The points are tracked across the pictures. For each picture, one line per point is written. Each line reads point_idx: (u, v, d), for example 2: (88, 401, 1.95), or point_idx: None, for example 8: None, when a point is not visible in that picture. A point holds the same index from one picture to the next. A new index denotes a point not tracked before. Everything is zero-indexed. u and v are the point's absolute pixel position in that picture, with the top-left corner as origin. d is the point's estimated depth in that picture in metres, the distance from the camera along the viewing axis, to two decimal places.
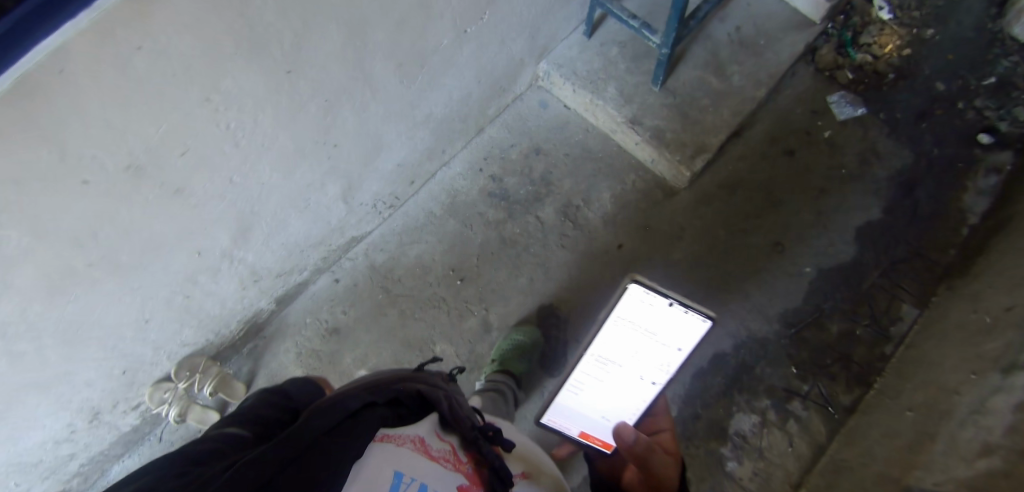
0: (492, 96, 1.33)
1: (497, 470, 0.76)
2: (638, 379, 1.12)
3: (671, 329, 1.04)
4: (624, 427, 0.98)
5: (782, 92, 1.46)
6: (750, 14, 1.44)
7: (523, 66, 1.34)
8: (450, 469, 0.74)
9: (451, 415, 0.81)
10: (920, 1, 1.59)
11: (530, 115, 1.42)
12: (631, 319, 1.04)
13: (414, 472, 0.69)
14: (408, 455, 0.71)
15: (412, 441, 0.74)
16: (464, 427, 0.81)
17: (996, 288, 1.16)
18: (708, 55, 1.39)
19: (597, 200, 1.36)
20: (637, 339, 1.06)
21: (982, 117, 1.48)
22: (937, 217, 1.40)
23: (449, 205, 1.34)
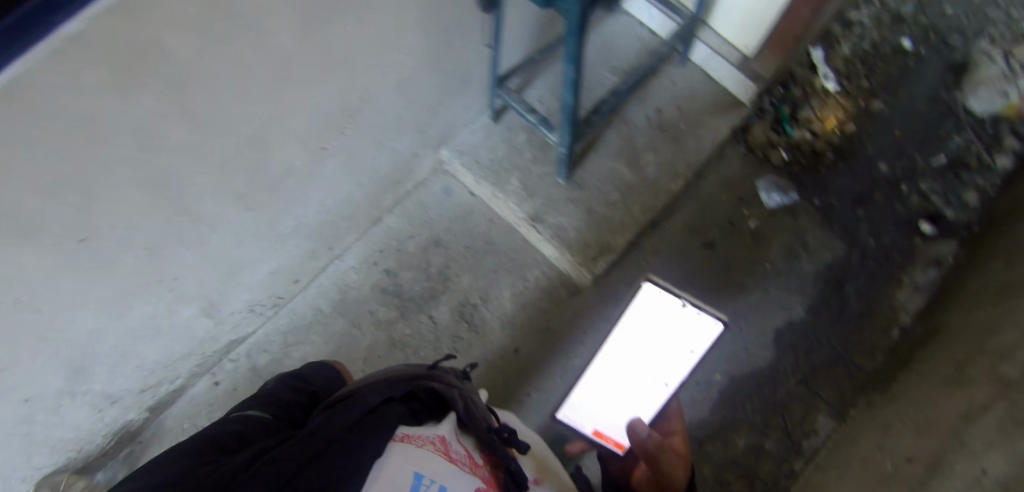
0: (386, 188, 1.27)
1: (512, 473, 0.85)
2: (653, 379, 1.06)
3: (684, 329, 0.97)
4: (639, 425, 1.06)
5: (706, 177, 1.36)
6: (673, 93, 1.35)
7: (421, 154, 1.28)
8: (463, 467, 0.80)
9: (469, 415, 0.89)
10: (871, 69, 1.50)
11: (432, 203, 1.34)
12: (643, 316, 0.98)
13: (437, 475, 0.73)
14: (429, 455, 0.75)
15: (434, 438, 0.80)
16: (481, 427, 0.88)
17: (905, 425, 1.06)
18: (621, 143, 1.31)
19: (497, 300, 1.28)
20: (652, 337, 1.00)
21: (926, 203, 1.38)
22: (866, 317, 1.29)
23: (341, 303, 1.28)
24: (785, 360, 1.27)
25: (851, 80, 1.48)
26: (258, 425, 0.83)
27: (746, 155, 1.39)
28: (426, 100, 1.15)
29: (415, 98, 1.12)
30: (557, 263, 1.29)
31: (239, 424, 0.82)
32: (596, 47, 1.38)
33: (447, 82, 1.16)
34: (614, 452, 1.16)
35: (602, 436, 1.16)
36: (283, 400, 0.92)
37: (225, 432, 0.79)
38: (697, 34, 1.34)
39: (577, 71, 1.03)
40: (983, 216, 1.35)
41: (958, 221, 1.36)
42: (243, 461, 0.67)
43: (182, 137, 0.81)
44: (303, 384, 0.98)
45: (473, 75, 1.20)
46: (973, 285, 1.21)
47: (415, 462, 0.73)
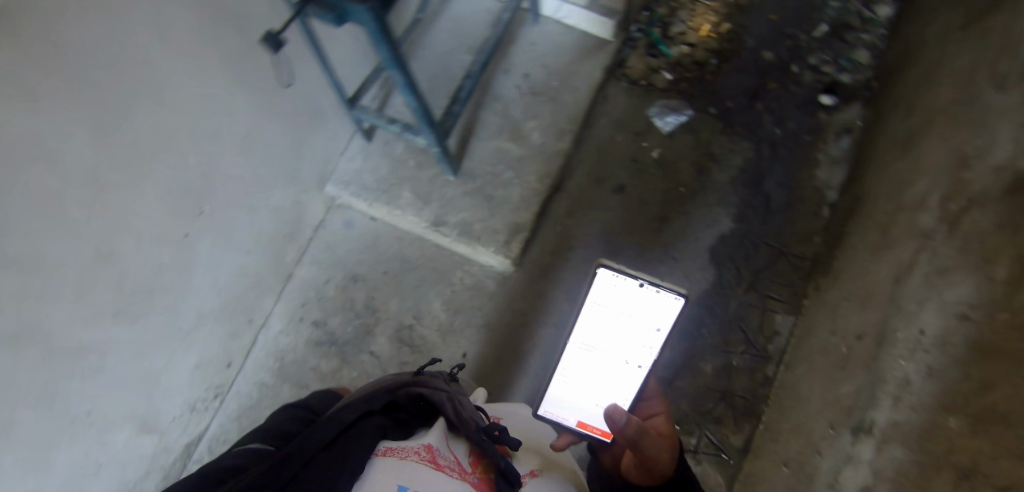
0: (282, 244, 1.23)
1: (504, 472, 0.79)
2: (625, 363, 1.02)
3: (645, 305, 0.98)
4: (617, 412, 0.87)
5: (596, 124, 1.32)
6: (536, 55, 1.29)
7: (303, 199, 1.24)
8: (453, 474, 0.76)
9: (457, 418, 0.84)
10: None
11: (337, 242, 1.30)
12: (602, 303, 0.99)
13: (417, 484, 0.70)
14: (412, 467, 0.72)
15: (419, 449, 0.76)
16: (470, 427, 0.82)
17: (850, 301, 1.03)
18: (499, 120, 1.26)
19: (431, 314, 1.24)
20: (616, 321, 0.99)
21: (821, 76, 1.33)
22: (793, 206, 1.26)
23: (283, 369, 1.25)
24: (729, 276, 1.23)
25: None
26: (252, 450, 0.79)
27: (628, 88, 1.34)
28: (279, 149, 1.11)
29: (264, 151, 1.08)
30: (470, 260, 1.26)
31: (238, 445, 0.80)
32: (445, 36, 1.31)
33: (293, 125, 1.12)
34: (602, 441, 1.04)
35: (586, 428, 1.04)
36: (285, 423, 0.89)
37: (219, 460, 0.75)
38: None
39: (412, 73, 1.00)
40: (879, 70, 1.31)
41: (856, 83, 1.32)
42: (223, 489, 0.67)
43: (16, 283, 0.77)
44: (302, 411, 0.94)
45: (318, 107, 1.16)
46: (884, 142, 1.18)
47: (398, 475, 0.71)
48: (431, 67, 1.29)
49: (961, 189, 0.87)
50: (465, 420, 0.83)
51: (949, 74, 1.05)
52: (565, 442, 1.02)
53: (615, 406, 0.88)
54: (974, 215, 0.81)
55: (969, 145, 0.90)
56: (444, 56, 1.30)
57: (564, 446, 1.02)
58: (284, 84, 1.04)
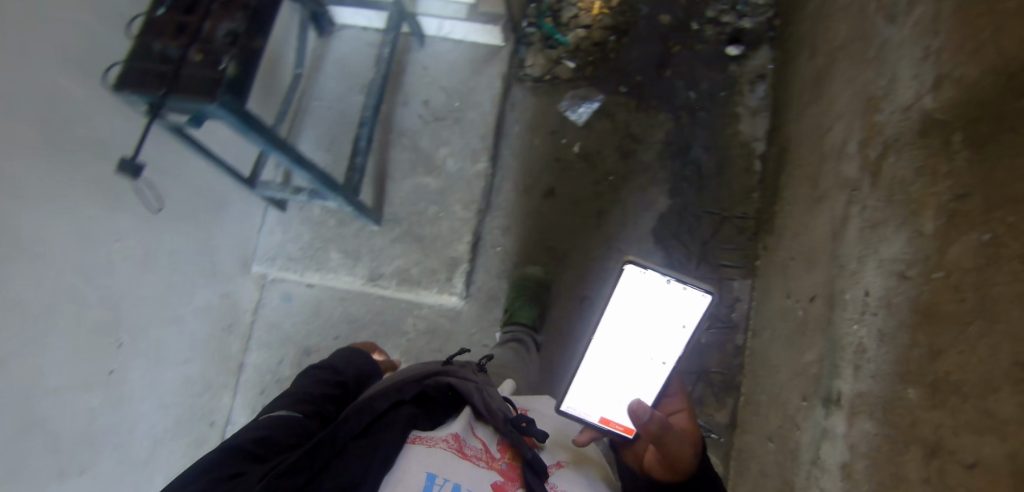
0: (223, 338, 1.18)
1: (531, 463, 0.76)
2: (649, 359, 0.93)
3: (671, 302, 0.91)
4: (639, 406, 0.78)
5: (510, 133, 1.27)
6: (431, 78, 1.23)
7: (232, 288, 1.18)
8: (480, 462, 0.76)
9: (486, 408, 0.83)
10: None
11: (280, 318, 1.24)
12: (624, 300, 0.93)
13: (447, 473, 0.71)
14: (443, 455, 0.73)
15: (448, 437, 0.76)
16: (499, 419, 0.81)
17: (797, 261, 1.01)
18: (410, 156, 1.21)
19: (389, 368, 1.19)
20: (638, 316, 0.93)
21: (722, 27, 1.30)
22: (723, 167, 1.24)
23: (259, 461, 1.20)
24: (677, 253, 1.20)
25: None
26: (281, 426, 0.80)
27: (533, 88, 1.29)
28: (189, 251, 1.05)
29: (173, 258, 1.02)
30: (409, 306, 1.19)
31: (267, 420, 0.80)
32: (333, 82, 1.24)
33: (198, 221, 1.06)
34: (625, 438, 0.94)
35: (608, 425, 0.94)
36: (312, 397, 0.88)
37: (248, 435, 0.76)
38: (417, 11, 1.19)
39: (297, 148, 0.94)
40: (777, 8, 1.28)
41: (757, 26, 1.29)
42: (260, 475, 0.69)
43: None
44: (330, 386, 0.92)
45: (219, 195, 1.10)
46: (796, 84, 1.15)
47: (429, 463, 0.71)
48: (327, 118, 1.23)
49: (876, 134, 0.84)
50: (492, 413, 0.82)
51: (842, 6, 1.02)
52: (588, 437, 0.93)
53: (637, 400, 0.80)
54: (893, 162, 0.79)
55: (874, 85, 0.87)
56: (337, 101, 1.24)
57: (586, 442, 0.91)
58: (152, 210, 0.96)
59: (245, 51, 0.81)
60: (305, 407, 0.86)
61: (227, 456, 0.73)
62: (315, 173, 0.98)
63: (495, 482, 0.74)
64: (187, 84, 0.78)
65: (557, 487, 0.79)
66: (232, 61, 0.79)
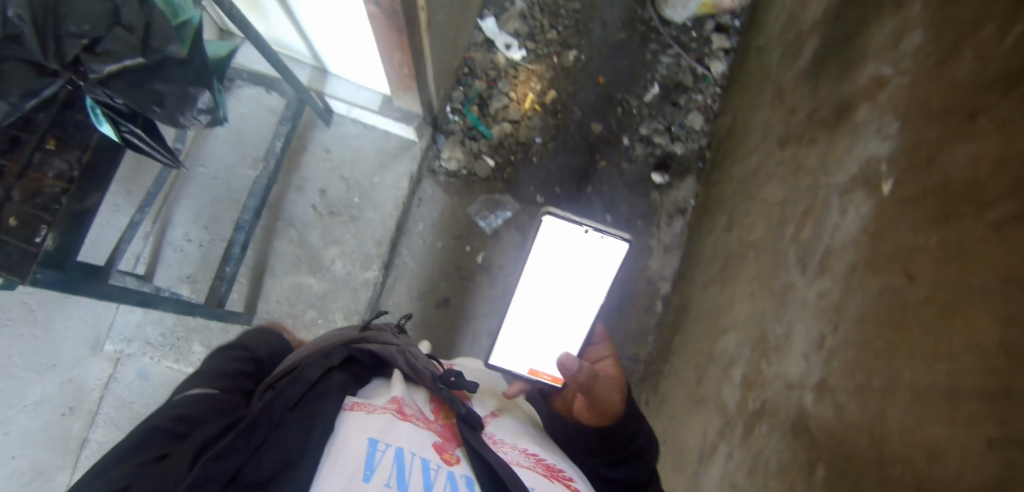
0: (64, 426, 1.04)
1: (467, 418, 0.63)
2: (580, 311, 0.98)
3: (584, 251, 0.98)
4: (569, 358, 0.81)
5: (411, 231, 1.17)
6: (331, 166, 1.14)
7: (76, 375, 1.05)
8: (420, 422, 0.63)
9: (412, 372, 0.71)
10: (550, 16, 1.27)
11: (132, 397, 1.13)
12: (548, 249, 0.98)
13: (390, 437, 0.58)
14: (382, 418, 0.60)
15: (385, 401, 0.63)
16: (426, 378, 0.70)
17: (668, 448, 1.00)
18: (294, 250, 1.11)
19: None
20: (560, 265, 0.97)
21: (652, 148, 1.23)
22: (625, 303, 1.20)
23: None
24: None
25: (535, 40, 1.25)
26: (198, 407, 0.63)
27: (446, 183, 1.19)
28: (26, 353, 0.93)
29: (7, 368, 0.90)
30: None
31: (173, 409, 0.63)
32: (224, 147, 1.11)
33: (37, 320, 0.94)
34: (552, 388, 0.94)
35: (537, 375, 0.96)
36: (225, 371, 0.71)
37: (165, 429, 0.60)
38: (323, 90, 1.09)
39: (140, 292, 0.87)
40: (709, 139, 1.22)
41: (687, 154, 1.22)
42: (189, 456, 0.54)
43: None
44: (251, 363, 0.75)
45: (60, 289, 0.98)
46: (707, 241, 1.11)
47: (368, 426, 0.58)
48: (213, 190, 1.10)
49: (757, 384, 0.82)
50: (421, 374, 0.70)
51: (763, 198, 0.97)
52: (518, 390, 0.89)
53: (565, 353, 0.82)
54: (763, 432, 0.77)
55: (770, 324, 0.84)
56: (225, 172, 1.10)
57: (516, 394, 0.88)
58: None
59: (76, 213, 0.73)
60: (220, 383, 0.69)
61: (139, 449, 0.58)
62: (166, 307, 0.90)
63: (435, 442, 0.62)
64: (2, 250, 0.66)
65: (496, 438, 0.69)
66: (53, 234, 0.71)
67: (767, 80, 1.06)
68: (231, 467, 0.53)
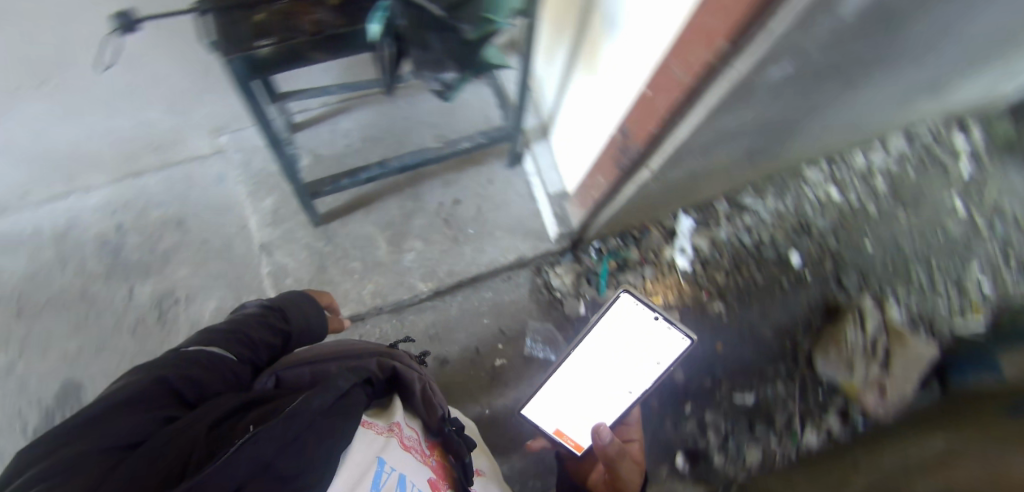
0: (146, 151, 1.17)
1: (465, 464, 0.75)
2: (619, 387, 0.94)
3: (646, 342, 0.89)
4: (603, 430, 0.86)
5: (480, 290, 1.16)
6: (483, 195, 1.19)
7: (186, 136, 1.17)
8: (416, 456, 0.71)
9: (422, 400, 0.76)
10: (733, 266, 1.27)
11: (198, 183, 1.20)
12: (615, 327, 0.89)
13: (397, 462, 0.66)
14: (391, 444, 0.68)
15: (389, 424, 0.71)
16: (435, 415, 0.76)
17: None
18: (396, 215, 1.17)
19: (187, 315, 1.13)
20: (623, 345, 0.91)
21: (700, 434, 1.18)
22: None
23: (53, 255, 1.17)
24: None
25: (701, 269, 1.26)
26: (204, 369, 0.69)
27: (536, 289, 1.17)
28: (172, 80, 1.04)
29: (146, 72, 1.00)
30: (243, 292, 1.13)
31: (173, 365, 0.68)
32: (432, 107, 1.20)
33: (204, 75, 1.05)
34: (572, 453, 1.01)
35: (562, 437, 1.00)
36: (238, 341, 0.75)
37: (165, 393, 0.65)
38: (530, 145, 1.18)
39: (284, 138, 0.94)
40: (749, 480, 1.14)
41: (720, 473, 1.16)
42: (202, 430, 0.59)
43: None
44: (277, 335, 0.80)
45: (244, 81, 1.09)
46: None
47: (379, 446, 0.66)
48: (393, 121, 1.18)
49: None
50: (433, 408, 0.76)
51: None
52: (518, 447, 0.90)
53: (603, 425, 0.88)
54: None
55: None
56: (413, 123, 1.19)
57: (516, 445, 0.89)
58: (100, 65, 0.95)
59: (296, 49, 0.80)
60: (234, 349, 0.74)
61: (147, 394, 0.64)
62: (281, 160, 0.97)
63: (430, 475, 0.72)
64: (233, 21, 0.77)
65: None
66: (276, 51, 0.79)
67: (836, 481, 0.96)
68: (267, 451, 0.56)
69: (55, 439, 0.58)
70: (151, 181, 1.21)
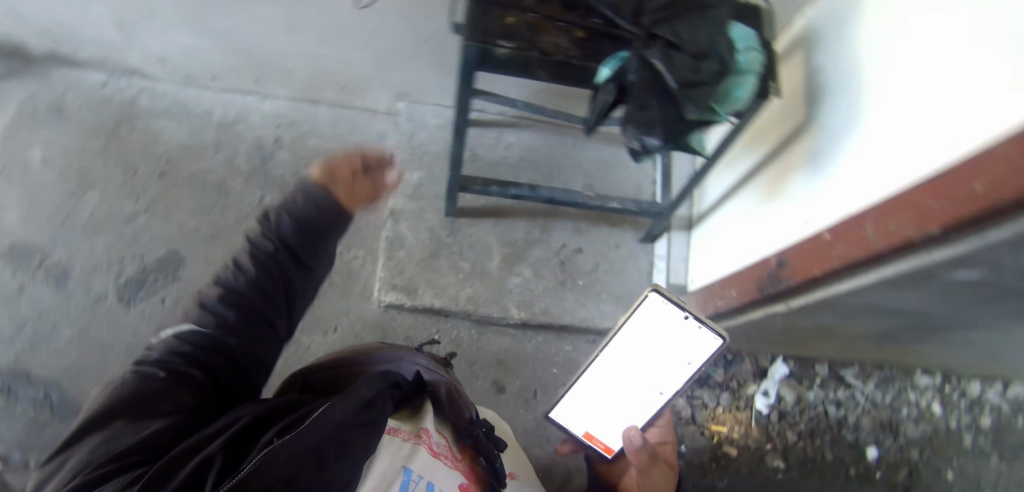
0: (330, 86, 1.22)
1: (496, 470, 0.76)
2: (648, 388, 0.93)
3: (673, 342, 0.88)
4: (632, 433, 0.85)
5: (563, 340, 1.15)
6: (605, 254, 1.18)
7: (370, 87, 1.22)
8: (447, 462, 0.72)
9: (452, 404, 0.78)
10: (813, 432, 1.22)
11: (360, 131, 1.26)
12: (642, 334, 0.89)
13: (423, 469, 0.68)
14: (417, 449, 0.69)
15: (417, 431, 0.73)
16: (462, 420, 0.78)
17: None
18: (519, 237, 1.18)
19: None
20: (659, 345, 0.89)
21: None
22: None
23: (212, 139, 1.24)
24: None
25: (777, 421, 1.21)
26: (206, 348, 0.69)
27: None
28: (386, 42, 1.08)
29: (369, 27, 1.05)
30: (354, 243, 1.19)
31: (182, 355, 0.68)
32: (598, 156, 1.22)
33: (416, 48, 1.09)
34: (603, 456, 0.98)
35: (592, 439, 0.97)
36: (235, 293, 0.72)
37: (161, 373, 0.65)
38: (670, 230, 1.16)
39: (469, 128, 0.95)
40: None
41: None
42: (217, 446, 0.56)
43: None
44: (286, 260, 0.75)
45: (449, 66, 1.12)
46: None
47: (403, 454, 0.68)
48: (557, 155, 1.22)
49: None
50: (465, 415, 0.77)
51: None
52: None
53: (633, 428, 0.87)
54: None
55: None
56: (572, 163, 1.22)
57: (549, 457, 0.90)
58: (360, 2, 0.99)
59: (525, 61, 0.82)
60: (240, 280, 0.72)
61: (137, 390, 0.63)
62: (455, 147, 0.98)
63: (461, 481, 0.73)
64: (485, 13, 0.80)
65: None
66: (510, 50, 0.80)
67: None
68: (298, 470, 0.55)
69: (55, 468, 0.57)
70: (320, 111, 1.27)
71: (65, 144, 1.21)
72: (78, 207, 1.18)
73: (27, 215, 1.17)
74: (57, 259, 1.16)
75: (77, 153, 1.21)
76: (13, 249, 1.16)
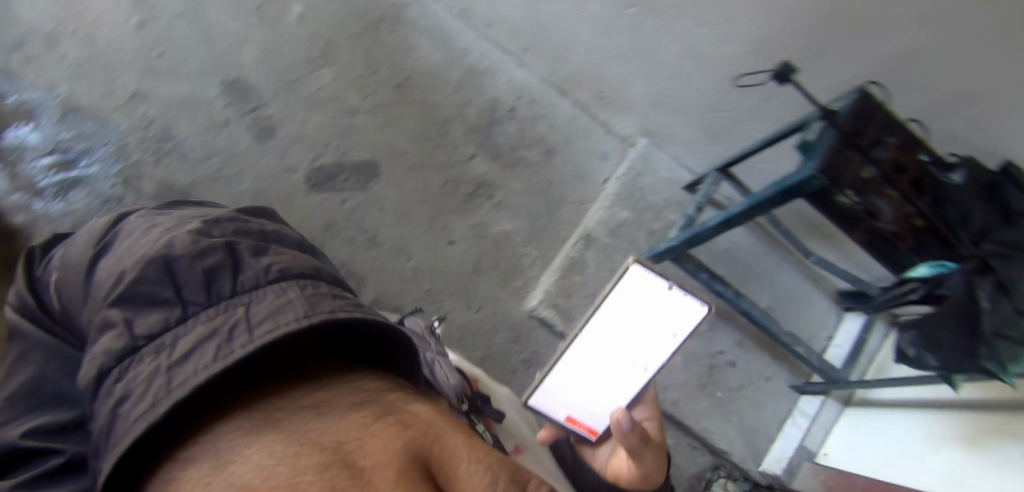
0: (590, 88, 1.20)
1: None
2: (626, 361, 0.76)
3: (654, 312, 0.74)
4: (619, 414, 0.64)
5: (679, 437, 1.10)
6: (754, 381, 1.14)
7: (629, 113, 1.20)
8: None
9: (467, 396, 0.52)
10: None
11: (588, 140, 1.23)
12: (624, 311, 0.74)
13: None
14: None
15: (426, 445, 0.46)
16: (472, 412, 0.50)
17: None
18: None
19: (485, 215, 1.17)
20: (646, 321, 0.75)
21: None
22: None
23: (457, 76, 1.21)
24: None
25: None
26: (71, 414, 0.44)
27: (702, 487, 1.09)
28: (686, 89, 1.07)
29: (686, 69, 1.04)
30: (531, 244, 1.17)
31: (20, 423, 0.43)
32: (798, 288, 1.18)
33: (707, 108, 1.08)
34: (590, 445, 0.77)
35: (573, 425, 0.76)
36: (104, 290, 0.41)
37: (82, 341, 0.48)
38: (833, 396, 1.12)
39: (737, 226, 0.96)
40: None
41: None
42: None
43: None
44: (196, 320, 0.38)
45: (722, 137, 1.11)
46: None
47: None
48: (761, 266, 1.17)
49: None
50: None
51: None
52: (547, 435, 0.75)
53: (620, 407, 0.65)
54: None
55: None
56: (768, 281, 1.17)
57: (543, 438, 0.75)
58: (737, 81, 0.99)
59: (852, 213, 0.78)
60: (96, 347, 0.38)
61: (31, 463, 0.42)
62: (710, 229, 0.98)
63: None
64: (846, 155, 0.77)
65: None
66: (851, 196, 0.76)
67: None
68: None
69: None
70: (563, 107, 1.23)
71: (328, 14, 1.20)
72: (311, 77, 1.16)
73: (262, 59, 1.16)
74: (269, 114, 1.14)
75: (335, 27, 1.19)
76: (236, 83, 1.14)
